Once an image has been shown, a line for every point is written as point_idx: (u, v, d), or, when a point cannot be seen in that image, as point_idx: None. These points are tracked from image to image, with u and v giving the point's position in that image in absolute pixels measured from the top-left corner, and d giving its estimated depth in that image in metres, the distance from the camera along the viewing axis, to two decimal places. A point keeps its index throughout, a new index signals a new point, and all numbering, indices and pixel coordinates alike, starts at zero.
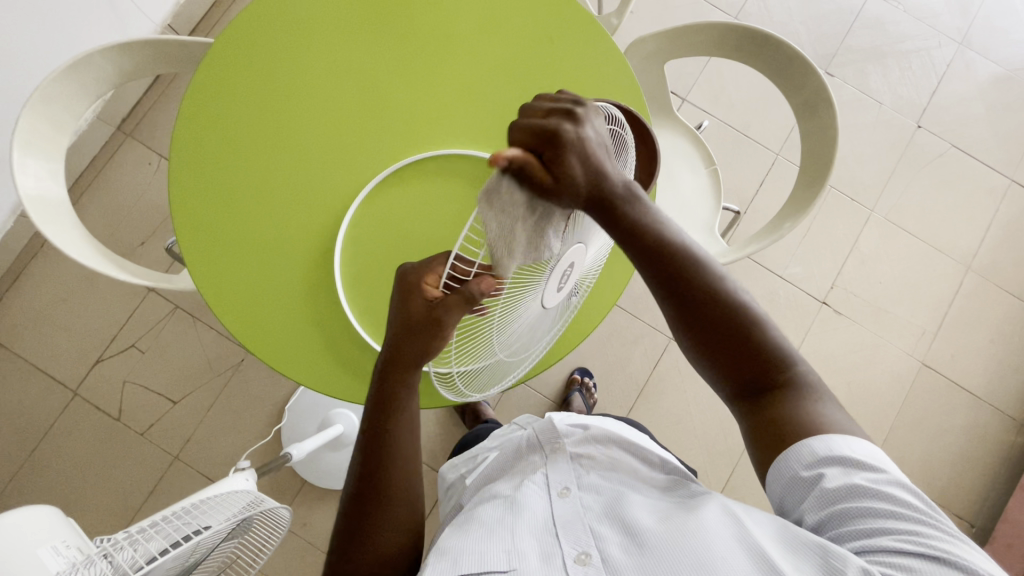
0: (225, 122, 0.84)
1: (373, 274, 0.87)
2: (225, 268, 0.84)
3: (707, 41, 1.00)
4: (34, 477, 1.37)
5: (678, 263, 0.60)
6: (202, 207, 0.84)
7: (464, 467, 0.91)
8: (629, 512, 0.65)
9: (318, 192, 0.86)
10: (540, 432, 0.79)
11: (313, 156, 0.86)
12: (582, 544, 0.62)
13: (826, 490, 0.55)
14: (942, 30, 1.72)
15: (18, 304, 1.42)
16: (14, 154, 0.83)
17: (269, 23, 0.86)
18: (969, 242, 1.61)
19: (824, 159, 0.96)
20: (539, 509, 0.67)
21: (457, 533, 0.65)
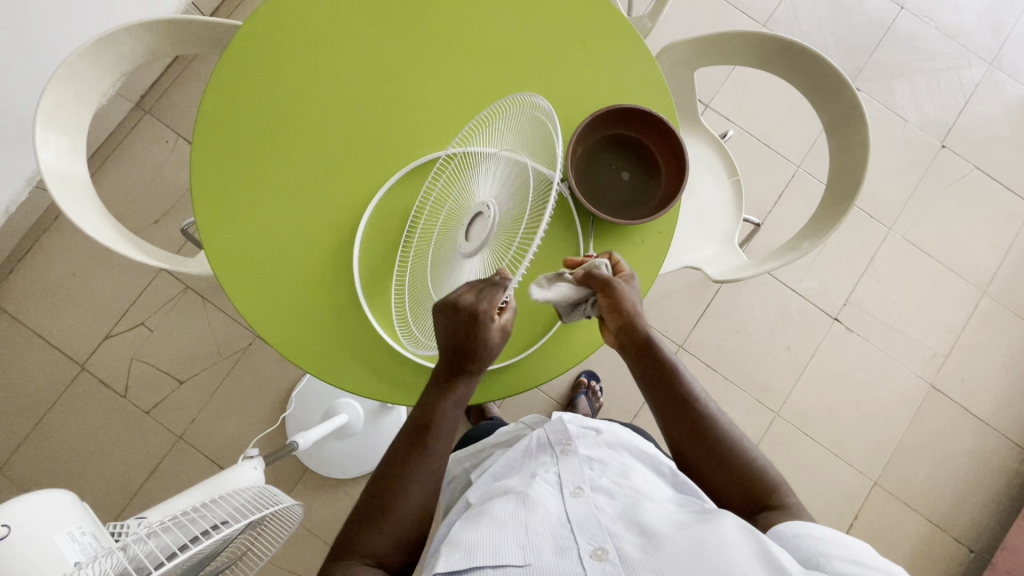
0: (268, 108, 0.84)
1: (408, 267, 0.84)
2: (263, 251, 0.83)
3: (741, 52, 0.99)
4: (38, 448, 1.38)
5: (681, 391, 0.75)
6: (241, 193, 0.83)
7: (469, 461, 0.90)
8: (645, 515, 0.64)
9: (356, 179, 0.84)
10: (550, 432, 0.79)
11: (352, 142, 0.85)
12: (598, 540, 0.62)
13: (825, 540, 0.58)
14: (972, 49, 1.69)
15: (29, 276, 1.42)
16: (37, 128, 0.82)
17: (304, 10, 0.85)
18: (986, 266, 1.60)
19: (851, 177, 0.95)
20: (552, 506, 0.67)
21: (469, 526, 0.65)
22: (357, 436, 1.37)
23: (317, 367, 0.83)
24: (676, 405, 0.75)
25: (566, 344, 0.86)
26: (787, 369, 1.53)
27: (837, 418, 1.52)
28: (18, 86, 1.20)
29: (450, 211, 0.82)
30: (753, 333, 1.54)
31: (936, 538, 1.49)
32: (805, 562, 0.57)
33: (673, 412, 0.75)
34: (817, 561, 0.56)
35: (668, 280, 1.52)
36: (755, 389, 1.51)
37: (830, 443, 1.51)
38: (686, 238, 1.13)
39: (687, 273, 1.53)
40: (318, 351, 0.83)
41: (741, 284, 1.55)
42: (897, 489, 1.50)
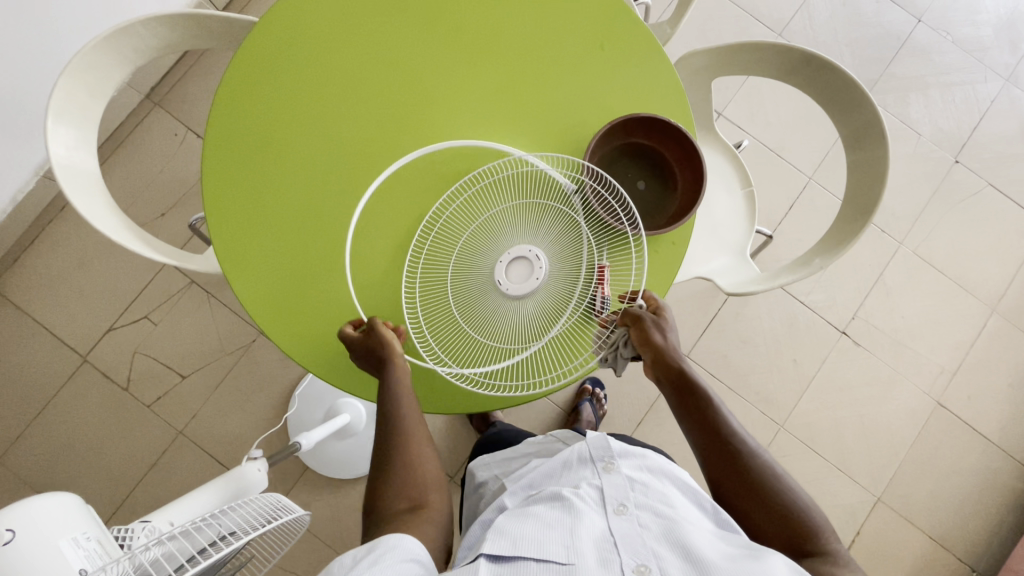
0: (288, 111, 0.83)
1: (428, 282, 0.81)
2: (278, 257, 0.82)
3: (760, 63, 0.98)
4: (38, 439, 1.37)
5: (721, 437, 0.74)
6: (258, 197, 0.82)
7: (498, 468, 0.90)
8: (691, 540, 0.64)
9: (374, 185, 0.84)
10: (593, 446, 0.77)
11: (372, 146, 0.84)
12: (640, 557, 0.62)
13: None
14: (989, 64, 1.68)
15: (33, 265, 1.41)
16: (49, 121, 0.81)
17: (327, 12, 0.84)
18: (996, 283, 1.59)
19: (869, 193, 0.94)
20: (596, 522, 0.66)
21: (516, 520, 0.66)
22: (359, 436, 1.37)
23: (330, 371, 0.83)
24: (716, 449, 0.74)
25: None
26: (793, 381, 1.52)
27: (842, 433, 1.51)
28: (28, 73, 1.19)
29: (472, 233, 0.81)
30: (759, 344, 1.53)
31: (938, 556, 1.48)
32: None
33: (715, 456, 0.74)
34: None
35: (676, 288, 1.51)
36: (760, 401, 1.50)
37: (834, 457, 1.50)
38: (697, 249, 1.12)
39: (695, 282, 1.52)
40: (330, 356, 0.83)
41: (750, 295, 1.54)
42: (900, 506, 1.49)
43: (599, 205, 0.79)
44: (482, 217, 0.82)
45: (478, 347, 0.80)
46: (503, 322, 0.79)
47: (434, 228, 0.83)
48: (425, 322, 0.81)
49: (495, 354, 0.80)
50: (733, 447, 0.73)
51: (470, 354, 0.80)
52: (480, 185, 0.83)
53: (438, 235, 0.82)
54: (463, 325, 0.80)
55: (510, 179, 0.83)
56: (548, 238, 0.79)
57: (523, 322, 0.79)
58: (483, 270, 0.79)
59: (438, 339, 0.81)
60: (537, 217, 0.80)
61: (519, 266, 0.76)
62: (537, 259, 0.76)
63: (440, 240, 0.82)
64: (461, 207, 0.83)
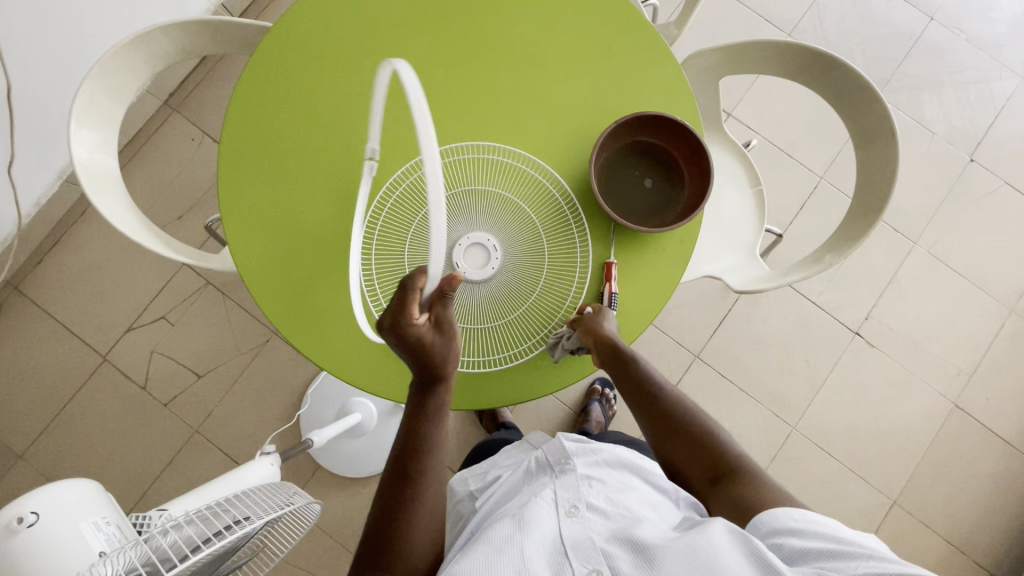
0: (286, 107, 0.85)
1: (383, 262, 0.83)
2: (253, 240, 0.84)
3: (768, 61, 0.98)
4: (59, 436, 1.40)
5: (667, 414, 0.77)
6: (244, 181, 0.84)
7: (474, 481, 0.89)
8: (640, 533, 0.64)
9: (358, 179, 0.85)
10: (549, 452, 0.79)
11: (359, 141, 0.85)
12: (592, 561, 0.62)
13: (801, 534, 0.59)
14: (1004, 62, 1.66)
15: (58, 266, 1.45)
16: (72, 124, 0.84)
17: (327, 12, 0.86)
18: (1014, 283, 1.56)
19: (878, 189, 0.94)
20: (546, 527, 0.67)
21: (465, 552, 0.65)
22: (369, 435, 1.39)
23: (338, 365, 0.84)
24: (665, 428, 0.76)
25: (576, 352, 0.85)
26: (804, 382, 1.50)
27: (855, 435, 1.49)
28: (52, 76, 1.22)
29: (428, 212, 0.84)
30: (769, 344, 1.52)
31: (956, 561, 1.45)
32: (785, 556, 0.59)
33: (665, 434, 0.77)
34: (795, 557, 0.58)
35: (685, 288, 1.51)
36: (770, 402, 1.49)
37: (847, 459, 1.48)
38: (705, 249, 1.12)
39: (704, 282, 1.51)
40: (339, 350, 0.84)
41: (760, 296, 1.53)
42: (916, 509, 1.46)
43: (555, 218, 0.85)
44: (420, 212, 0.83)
45: None
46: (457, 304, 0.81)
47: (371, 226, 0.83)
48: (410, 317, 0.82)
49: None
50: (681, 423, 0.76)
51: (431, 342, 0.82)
52: (415, 181, 0.85)
53: (375, 231, 0.83)
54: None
55: (446, 172, 0.84)
56: (497, 227, 0.83)
57: (474, 306, 0.81)
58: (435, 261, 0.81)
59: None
60: (480, 209, 0.83)
61: (475, 252, 0.80)
62: (493, 246, 0.81)
63: (377, 236, 0.83)
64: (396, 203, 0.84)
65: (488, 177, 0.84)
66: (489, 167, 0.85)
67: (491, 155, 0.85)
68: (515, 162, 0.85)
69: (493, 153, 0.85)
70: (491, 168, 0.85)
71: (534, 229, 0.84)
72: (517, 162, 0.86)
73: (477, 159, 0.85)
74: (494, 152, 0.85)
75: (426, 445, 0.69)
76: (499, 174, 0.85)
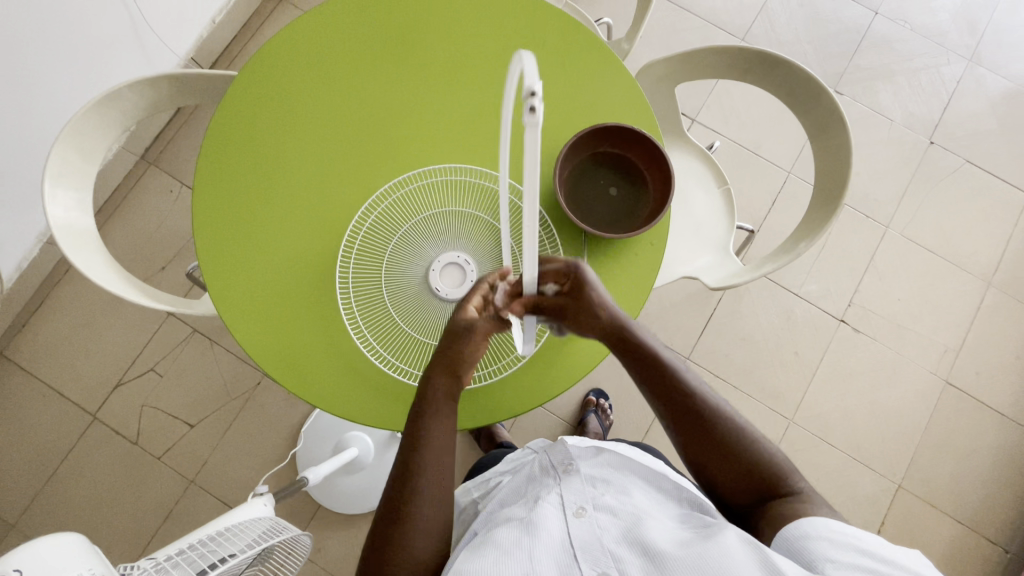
0: (256, 144, 0.87)
1: (360, 285, 0.85)
2: (229, 273, 0.85)
3: (718, 65, 1.02)
4: (53, 501, 1.38)
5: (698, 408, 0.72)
6: (223, 217, 0.86)
7: (477, 489, 0.88)
8: (648, 534, 0.65)
9: (331, 206, 0.87)
10: (553, 453, 0.80)
11: (332, 173, 0.87)
12: (601, 565, 0.63)
13: (832, 543, 0.57)
14: (950, 47, 1.73)
15: (43, 329, 1.45)
16: (46, 185, 0.85)
17: (303, 52, 0.90)
18: (988, 257, 1.59)
19: (837, 176, 0.96)
20: (555, 530, 0.67)
21: (474, 554, 0.64)
22: (368, 469, 1.37)
23: (323, 395, 0.84)
24: (695, 421, 0.71)
25: (562, 360, 0.86)
26: (797, 374, 1.51)
27: (853, 422, 1.50)
28: (27, 143, 1.25)
29: (406, 233, 0.86)
30: (758, 339, 1.53)
31: (968, 540, 1.44)
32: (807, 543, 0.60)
33: (694, 432, 0.71)
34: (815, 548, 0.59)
35: (669, 292, 1.53)
36: (765, 396, 1.49)
37: (848, 447, 1.48)
38: (680, 250, 1.14)
39: (687, 283, 1.53)
40: (324, 380, 0.84)
41: (743, 292, 1.55)
42: (921, 490, 1.46)
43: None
44: (397, 234, 0.86)
45: (418, 349, 0.84)
46: (436, 321, 0.84)
47: (349, 249, 0.86)
48: (391, 340, 0.84)
49: (422, 351, 0.84)
50: (708, 418, 0.71)
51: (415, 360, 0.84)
52: (388, 202, 0.87)
53: (353, 253, 0.85)
54: (396, 318, 0.84)
55: (416, 195, 0.87)
56: (469, 245, 0.85)
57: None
58: (415, 281, 0.85)
59: (372, 331, 0.84)
60: (450, 230, 0.85)
61: (451, 272, 0.83)
62: (467, 263, 0.83)
63: (357, 257, 0.85)
64: (371, 226, 0.86)
65: (456, 196, 0.87)
66: (458, 187, 0.87)
67: (458, 175, 0.88)
68: (480, 180, 0.87)
69: (459, 174, 0.88)
70: (458, 188, 0.87)
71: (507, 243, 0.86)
72: (483, 180, 0.88)
73: (445, 180, 0.87)
74: (460, 174, 0.88)
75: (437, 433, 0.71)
76: (467, 193, 0.87)
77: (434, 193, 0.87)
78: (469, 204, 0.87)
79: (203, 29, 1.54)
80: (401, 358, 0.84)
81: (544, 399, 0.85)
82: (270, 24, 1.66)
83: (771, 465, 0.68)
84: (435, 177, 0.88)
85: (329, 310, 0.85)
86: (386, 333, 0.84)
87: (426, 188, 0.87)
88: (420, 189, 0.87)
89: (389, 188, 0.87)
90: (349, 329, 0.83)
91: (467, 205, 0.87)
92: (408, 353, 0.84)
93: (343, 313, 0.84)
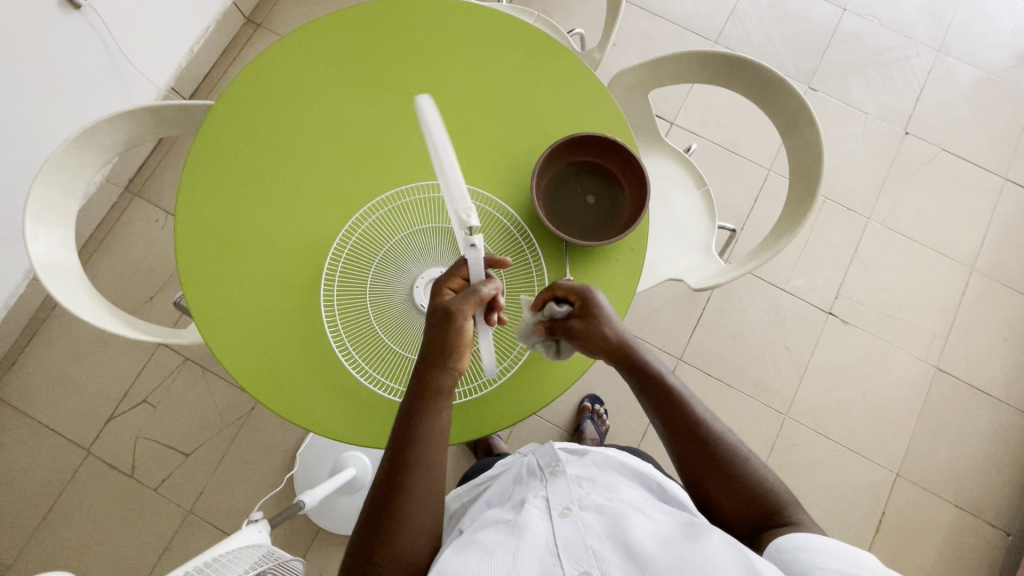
0: (235, 170, 0.88)
1: (345, 307, 0.85)
2: (215, 303, 0.85)
3: (688, 70, 1.03)
4: (49, 539, 1.36)
5: (700, 432, 0.72)
6: (206, 244, 0.86)
7: (467, 495, 0.90)
8: (633, 532, 0.65)
9: (313, 229, 0.87)
10: (540, 455, 0.80)
11: (312, 195, 0.88)
12: (584, 564, 0.62)
13: (824, 552, 0.57)
14: (918, 39, 1.76)
15: (32, 366, 1.44)
16: (27, 223, 0.86)
17: (278, 77, 0.91)
18: (969, 242, 1.62)
19: (810, 173, 0.98)
20: (540, 530, 0.67)
21: (458, 555, 0.64)
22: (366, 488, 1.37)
23: (313, 417, 0.84)
24: (694, 442, 0.72)
25: (548, 370, 0.86)
26: (789, 368, 1.52)
27: (847, 413, 1.50)
28: (10, 181, 1.25)
29: (388, 252, 0.87)
30: (748, 336, 1.54)
31: (969, 525, 1.44)
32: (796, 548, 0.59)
33: (696, 454, 0.72)
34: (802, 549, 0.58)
35: (657, 294, 1.54)
36: (759, 392, 1.50)
37: (845, 438, 1.48)
38: (663, 253, 1.15)
39: (674, 285, 1.54)
40: (314, 401, 0.84)
41: (731, 290, 1.56)
42: (920, 478, 1.46)
43: (510, 246, 0.88)
44: (379, 256, 0.87)
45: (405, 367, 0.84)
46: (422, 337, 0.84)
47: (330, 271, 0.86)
48: (379, 359, 0.85)
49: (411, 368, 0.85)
50: (711, 442, 0.72)
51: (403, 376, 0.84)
52: (367, 223, 0.88)
53: (338, 276, 0.86)
54: (383, 338, 0.85)
55: (397, 214, 0.88)
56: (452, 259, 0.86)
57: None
58: (399, 298, 0.85)
59: (359, 352, 0.85)
60: (433, 245, 0.86)
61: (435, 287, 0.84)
62: None
63: (342, 280, 0.86)
64: (351, 247, 0.87)
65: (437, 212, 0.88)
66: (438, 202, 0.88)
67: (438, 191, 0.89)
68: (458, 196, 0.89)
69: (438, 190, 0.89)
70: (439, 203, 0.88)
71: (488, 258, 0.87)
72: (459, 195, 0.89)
73: (425, 197, 0.88)
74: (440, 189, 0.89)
75: (422, 440, 0.69)
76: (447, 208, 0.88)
77: (415, 210, 0.88)
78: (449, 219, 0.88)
79: (182, 59, 1.55)
80: (389, 376, 0.85)
81: (534, 409, 0.85)
82: (249, 50, 1.68)
83: (771, 491, 0.69)
84: (415, 195, 0.89)
85: (315, 333, 0.86)
86: (373, 351, 0.85)
87: (407, 206, 0.88)
88: (400, 206, 0.88)
89: (370, 209, 0.88)
90: (336, 351, 0.84)
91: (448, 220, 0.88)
92: (397, 369, 0.85)
93: (330, 335, 0.85)
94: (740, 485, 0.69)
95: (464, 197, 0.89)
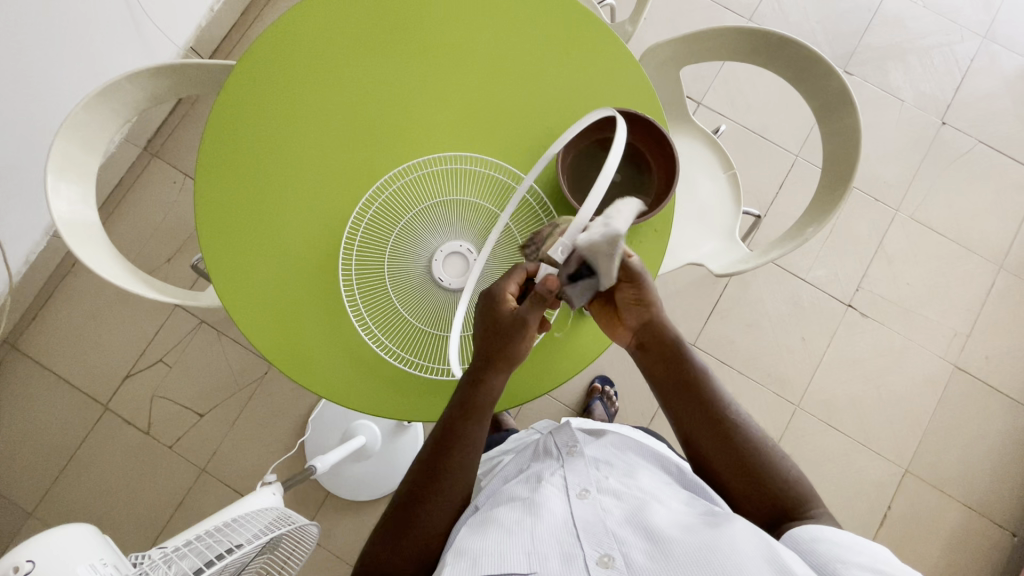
0: (258, 126, 0.87)
1: (363, 277, 0.85)
2: (234, 268, 0.85)
3: (725, 47, 0.99)
4: (68, 490, 1.40)
5: (722, 422, 0.72)
6: (227, 200, 0.86)
7: (479, 472, 0.92)
8: (653, 518, 0.65)
9: (334, 193, 0.86)
10: (556, 436, 0.80)
11: (333, 161, 0.87)
12: (604, 546, 0.62)
13: (843, 546, 0.56)
14: (963, 24, 1.68)
15: (52, 322, 1.46)
16: (49, 179, 0.85)
17: (305, 33, 0.89)
18: (1000, 240, 1.57)
19: (846, 160, 0.95)
20: (558, 510, 0.68)
21: (475, 534, 0.65)
22: (374, 457, 1.39)
23: (324, 383, 0.84)
24: (716, 432, 0.72)
25: (564, 351, 0.85)
26: (803, 360, 1.51)
27: (860, 407, 1.49)
28: (31, 138, 1.25)
29: (407, 223, 0.85)
30: (764, 325, 1.52)
31: (975, 524, 1.44)
32: (812, 543, 0.58)
33: (717, 444, 0.71)
34: (819, 544, 0.58)
35: (674, 278, 1.52)
36: (771, 382, 1.49)
37: (855, 432, 1.47)
38: (685, 237, 1.12)
39: (693, 269, 1.52)
40: (326, 369, 0.85)
41: (749, 278, 1.53)
42: (929, 475, 1.46)
43: (531, 222, 0.86)
44: (399, 230, 0.85)
45: (420, 341, 0.84)
46: (438, 311, 0.84)
47: (350, 245, 0.85)
48: (392, 328, 0.84)
49: (425, 340, 0.84)
50: (733, 432, 0.71)
51: (417, 350, 0.84)
52: (390, 194, 0.86)
53: (361, 253, 0.85)
54: (400, 309, 0.84)
55: (419, 186, 0.86)
56: (472, 233, 0.85)
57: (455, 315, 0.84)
58: (417, 270, 0.84)
59: (374, 320, 0.84)
60: (454, 218, 0.85)
61: (454, 261, 0.83)
62: (470, 252, 0.83)
63: (364, 255, 0.85)
64: (372, 222, 0.86)
65: (460, 184, 0.86)
66: (461, 174, 0.87)
67: (461, 163, 0.87)
68: (480, 168, 0.87)
69: (462, 163, 0.87)
70: (462, 176, 0.87)
71: (509, 232, 0.85)
72: (480, 167, 0.87)
73: (448, 169, 0.87)
74: (462, 162, 0.87)
75: (458, 446, 0.72)
76: (470, 181, 0.87)
77: (437, 183, 0.86)
78: (471, 193, 0.86)
79: (202, 18, 1.53)
80: (404, 348, 0.84)
81: (547, 389, 0.85)
82: (270, 12, 1.64)
83: (794, 486, 0.69)
84: (437, 165, 0.87)
85: (331, 300, 0.85)
86: (388, 322, 0.84)
87: (428, 176, 0.87)
88: (421, 178, 0.87)
89: (392, 180, 0.87)
90: (353, 320, 0.83)
91: (470, 194, 0.86)
92: (413, 341, 0.84)
93: (346, 302, 0.84)
94: (762, 478, 0.69)
95: (487, 169, 0.87)
